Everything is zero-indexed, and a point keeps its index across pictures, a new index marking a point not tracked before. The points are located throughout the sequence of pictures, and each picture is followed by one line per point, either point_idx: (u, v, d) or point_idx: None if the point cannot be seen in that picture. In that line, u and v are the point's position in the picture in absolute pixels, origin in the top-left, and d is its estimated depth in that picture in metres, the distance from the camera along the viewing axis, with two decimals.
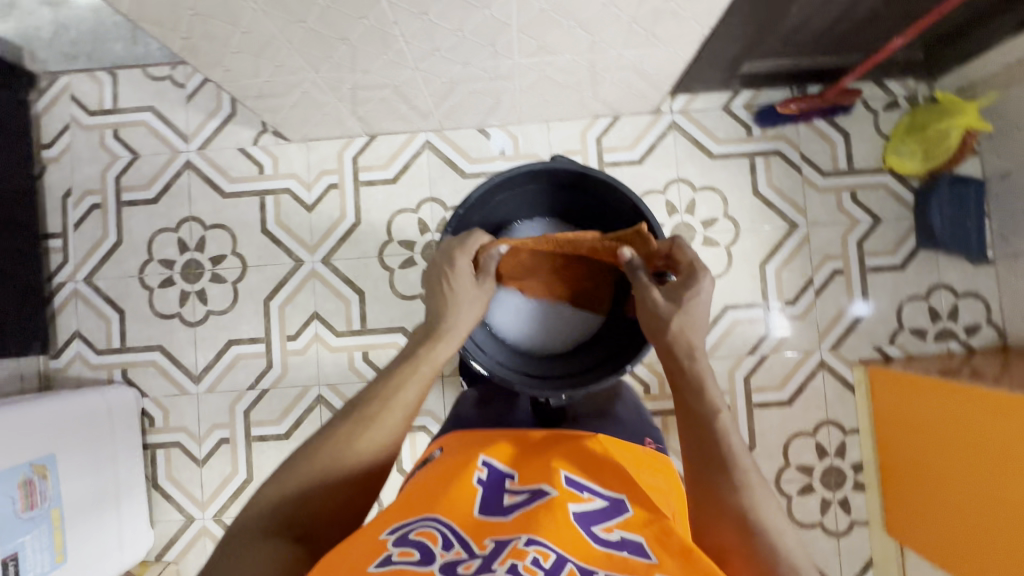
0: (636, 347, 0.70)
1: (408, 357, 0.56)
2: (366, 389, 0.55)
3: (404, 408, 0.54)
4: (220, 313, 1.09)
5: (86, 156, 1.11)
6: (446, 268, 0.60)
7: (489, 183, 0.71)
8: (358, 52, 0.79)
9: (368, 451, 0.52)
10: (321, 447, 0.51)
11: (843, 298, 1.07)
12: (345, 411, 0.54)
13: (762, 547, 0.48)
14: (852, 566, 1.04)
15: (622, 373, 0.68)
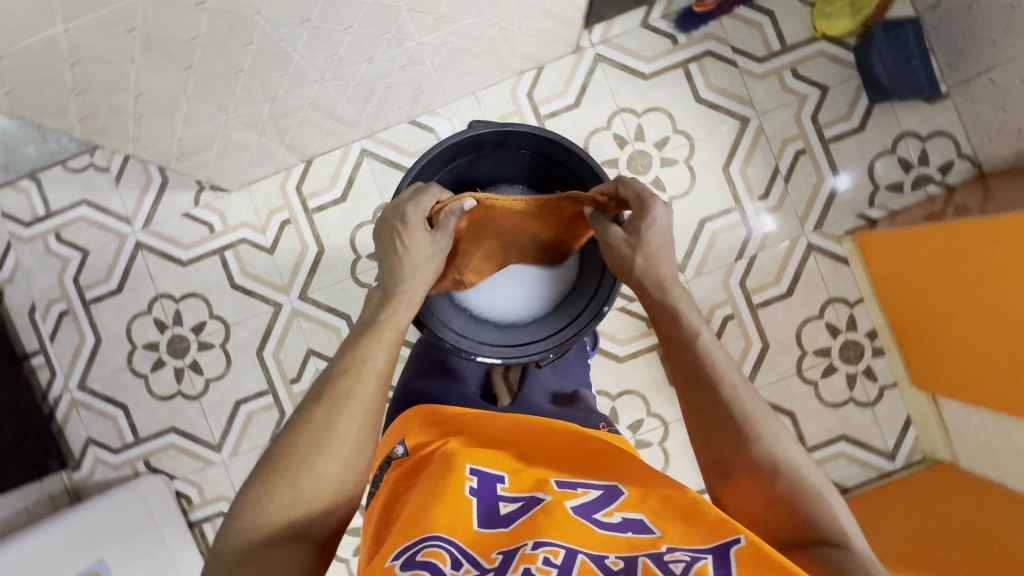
0: (607, 288, 0.73)
1: (369, 326, 0.60)
2: (336, 363, 0.58)
3: (378, 376, 0.56)
4: (219, 378, 1.08)
5: (37, 267, 1.09)
6: (401, 227, 0.63)
7: (417, 166, 0.69)
8: (260, 80, 0.76)
9: (351, 428, 0.53)
10: (302, 426, 0.53)
11: (813, 176, 1.06)
12: (318, 393, 0.55)
13: (761, 457, 0.51)
14: (892, 428, 1.06)
15: (602, 316, 0.71)
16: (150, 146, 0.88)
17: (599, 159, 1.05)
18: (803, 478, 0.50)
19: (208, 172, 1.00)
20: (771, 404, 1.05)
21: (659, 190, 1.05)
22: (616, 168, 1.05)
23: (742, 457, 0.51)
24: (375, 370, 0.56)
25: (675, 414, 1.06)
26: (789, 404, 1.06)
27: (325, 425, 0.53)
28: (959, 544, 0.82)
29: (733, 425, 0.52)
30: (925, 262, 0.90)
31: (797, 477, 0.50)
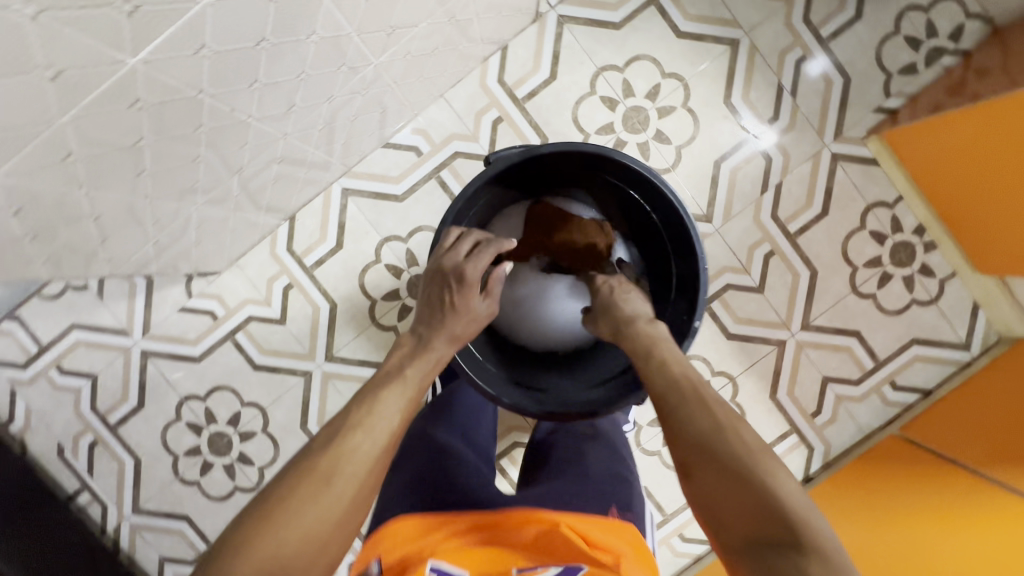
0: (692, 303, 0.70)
1: (393, 373, 0.58)
2: (350, 402, 0.54)
3: (391, 422, 0.53)
4: (272, 462, 1.03)
5: (51, 406, 1.03)
6: (446, 286, 0.65)
7: (452, 213, 0.69)
8: (220, 157, 0.68)
9: (354, 476, 0.48)
10: (312, 455, 0.48)
11: (820, 83, 0.98)
12: (325, 437, 0.50)
13: (768, 514, 0.46)
14: (962, 318, 1.01)
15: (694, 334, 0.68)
16: (124, 255, 0.80)
17: (594, 128, 0.97)
18: (799, 519, 0.46)
19: (193, 261, 0.93)
20: (834, 330, 1.01)
21: (664, 143, 0.97)
22: (613, 133, 0.97)
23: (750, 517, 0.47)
24: (387, 418, 0.52)
25: (740, 367, 1.01)
26: (852, 324, 1.01)
27: (328, 463, 0.48)
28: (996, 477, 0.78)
29: (736, 480, 0.48)
30: (960, 141, 0.85)
31: (816, 540, 0.44)
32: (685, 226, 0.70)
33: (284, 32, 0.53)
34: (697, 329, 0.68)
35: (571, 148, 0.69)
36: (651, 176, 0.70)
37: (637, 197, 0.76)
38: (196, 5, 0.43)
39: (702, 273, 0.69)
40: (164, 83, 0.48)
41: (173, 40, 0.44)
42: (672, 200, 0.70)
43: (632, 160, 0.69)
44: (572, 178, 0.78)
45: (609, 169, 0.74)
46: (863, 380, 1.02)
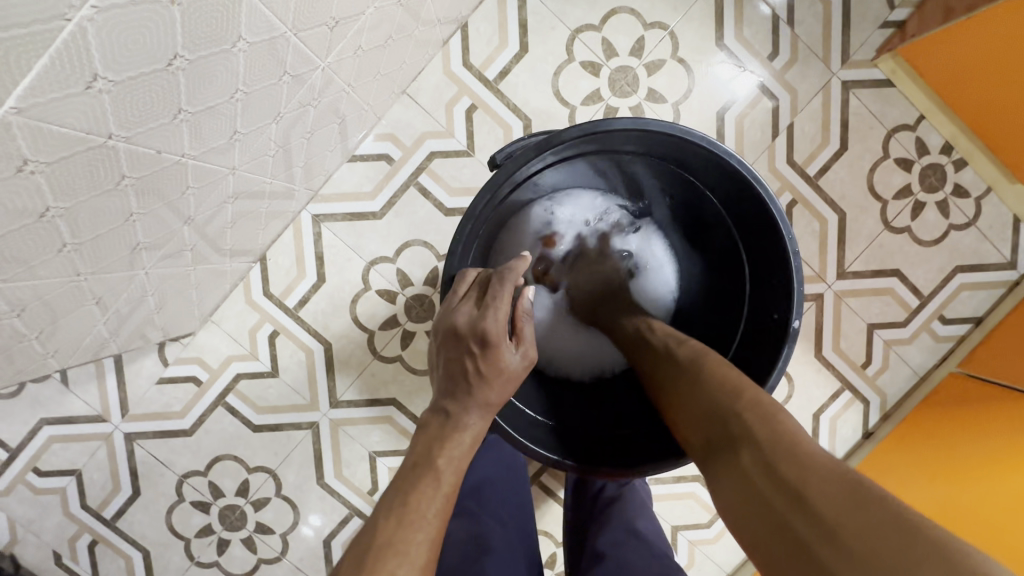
0: (782, 286, 0.59)
1: (423, 463, 0.49)
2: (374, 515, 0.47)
3: (429, 524, 0.45)
4: (293, 527, 0.93)
5: (35, 514, 0.91)
6: (464, 345, 0.53)
7: (461, 240, 0.58)
8: (162, 208, 0.57)
9: None
10: None
11: (817, 6, 0.88)
12: (355, 560, 0.43)
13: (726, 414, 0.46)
14: (1005, 235, 0.93)
15: (796, 329, 0.58)
16: (76, 338, 0.69)
17: (579, 100, 0.87)
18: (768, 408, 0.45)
19: (161, 326, 0.82)
20: (872, 273, 0.93)
21: (659, 102, 0.87)
22: (602, 100, 0.87)
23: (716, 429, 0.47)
24: (423, 519, 0.45)
25: None
26: (890, 263, 0.93)
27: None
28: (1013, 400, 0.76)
29: (701, 395, 0.51)
30: (983, 48, 0.76)
31: (757, 434, 0.43)
32: (760, 201, 0.57)
33: (200, 43, 0.42)
34: (798, 332, 0.58)
35: (600, 129, 0.56)
36: (709, 147, 0.56)
37: (688, 171, 0.64)
38: (68, 23, 0.32)
39: (792, 253, 0.57)
40: (54, 133, 0.37)
41: (47, 75, 0.33)
42: (737, 171, 0.57)
43: (680, 130, 0.56)
44: (601, 166, 0.66)
45: (650, 143, 0.61)
46: (911, 320, 0.95)
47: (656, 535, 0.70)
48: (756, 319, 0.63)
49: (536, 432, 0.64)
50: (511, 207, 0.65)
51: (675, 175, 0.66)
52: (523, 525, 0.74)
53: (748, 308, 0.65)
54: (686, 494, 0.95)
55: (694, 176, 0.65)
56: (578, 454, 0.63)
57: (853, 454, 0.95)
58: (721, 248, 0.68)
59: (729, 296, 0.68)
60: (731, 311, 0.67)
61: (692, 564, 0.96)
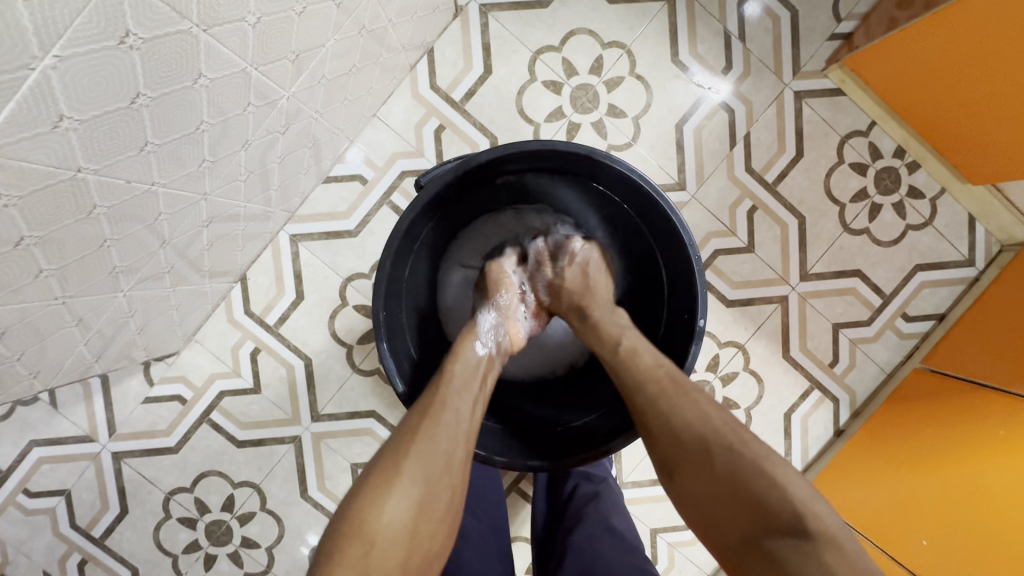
0: (690, 297, 0.64)
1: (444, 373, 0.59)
2: (385, 445, 0.53)
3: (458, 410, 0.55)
4: (278, 540, 0.95)
5: (26, 535, 0.93)
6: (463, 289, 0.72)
7: (387, 255, 0.62)
8: (139, 231, 0.60)
9: (434, 463, 0.51)
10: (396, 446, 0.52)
11: (767, 22, 0.93)
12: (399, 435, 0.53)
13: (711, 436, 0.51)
14: (961, 233, 0.97)
15: (702, 334, 0.61)
16: (59, 359, 0.72)
17: (542, 117, 0.91)
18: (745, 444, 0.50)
19: (145, 347, 0.85)
20: (833, 274, 0.96)
21: (619, 117, 0.91)
22: (564, 117, 0.91)
23: (683, 457, 0.51)
24: (444, 439, 0.52)
25: (747, 332, 0.95)
26: (851, 264, 0.96)
27: (368, 540, 0.45)
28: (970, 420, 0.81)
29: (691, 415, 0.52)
30: (924, 56, 0.80)
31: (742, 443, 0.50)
32: (665, 212, 0.63)
33: (161, 81, 0.46)
34: (702, 331, 0.61)
35: (511, 149, 0.61)
36: (610, 162, 0.61)
37: (602, 185, 0.69)
38: (32, 70, 0.35)
39: (695, 256, 0.62)
40: (27, 169, 0.41)
41: (16, 118, 0.36)
42: (640, 184, 0.63)
43: (584, 148, 0.61)
44: (522, 184, 0.71)
45: (563, 162, 0.67)
46: (874, 319, 0.97)
47: (631, 534, 0.72)
48: (675, 325, 0.68)
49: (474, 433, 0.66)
50: (441, 228, 0.70)
51: (596, 194, 0.71)
52: (495, 521, 0.76)
53: (668, 309, 0.69)
54: (663, 496, 0.97)
55: (610, 191, 0.69)
56: (514, 450, 0.66)
57: (825, 449, 0.98)
58: (640, 258, 0.72)
59: (652, 301, 0.72)
60: (655, 320, 0.71)
61: (673, 565, 0.98)
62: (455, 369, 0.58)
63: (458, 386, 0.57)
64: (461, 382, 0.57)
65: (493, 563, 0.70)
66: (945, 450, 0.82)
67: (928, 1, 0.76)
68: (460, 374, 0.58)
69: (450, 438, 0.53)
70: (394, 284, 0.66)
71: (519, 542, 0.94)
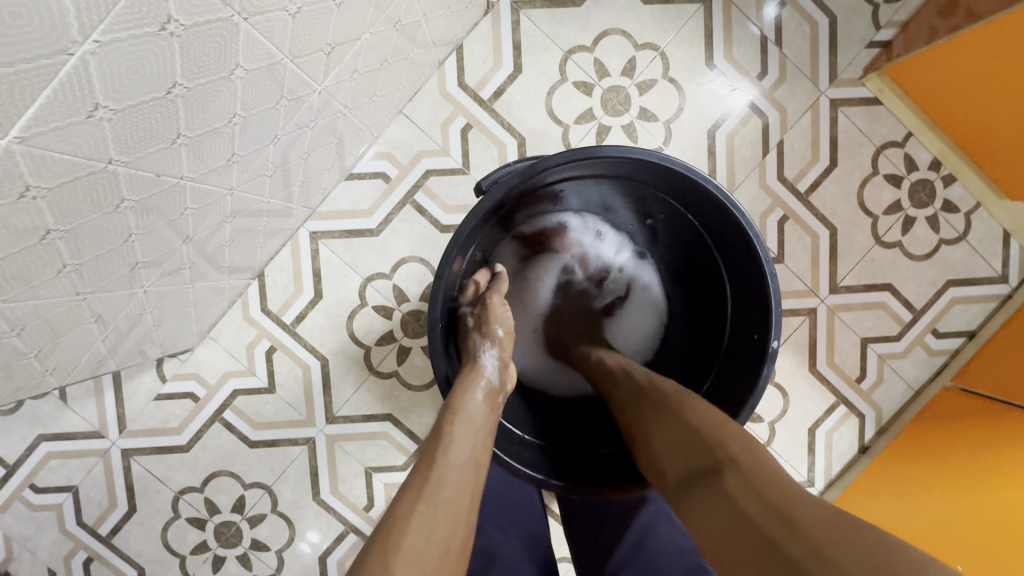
0: (761, 311, 0.61)
1: (446, 408, 0.55)
2: (372, 537, 0.44)
3: (464, 452, 0.51)
4: (288, 543, 0.93)
5: (31, 530, 0.91)
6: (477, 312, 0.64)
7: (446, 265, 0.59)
8: (162, 227, 0.58)
9: (445, 512, 0.46)
10: (405, 496, 0.47)
11: (804, 27, 0.90)
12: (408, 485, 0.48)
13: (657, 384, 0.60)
14: (996, 250, 0.94)
15: (774, 354, 0.58)
16: (74, 356, 0.70)
17: (572, 118, 0.89)
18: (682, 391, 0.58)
19: (160, 342, 0.83)
20: (864, 287, 0.94)
21: (651, 121, 0.89)
22: (594, 119, 0.89)
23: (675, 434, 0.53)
24: (454, 484, 0.49)
25: None
26: (882, 278, 0.94)
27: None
28: (1007, 441, 0.78)
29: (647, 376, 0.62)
30: (960, 69, 0.79)
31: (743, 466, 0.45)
32: (740, 226, 0.59)
33: (198, 71, 0.43)
34: (776, 352, 0.58)
35: (582, 154, 0.58)
36: (685, 170, 0.58)
37: (671, 196, 0.66)
38: (71, 56, 0.33)
39: (771, 272, 0.58)
40: (56, 160, 0.38)
41: (51, 105, 0.34)
42: (715, 194, 0.59)
43: (661, 156, 0.58)
44: (584, 189, 0.68)
45: (632, 168, 0.63)
46: (905, 334, 0.95)
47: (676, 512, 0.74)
48: (735, 335, 0.66)
49: (522, 452, 0.65)
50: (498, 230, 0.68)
51: (660, 199, 0.68)
52: (521, 532, 0.74)
53: (731, 322, 0.66)
54: None
55: (675, 199, 0.66)
56: (564, 471, 0.64)
57: (849, 467, 0.95)
58: (707, 270, 0.69)
59: (711, 316, 0.70)
60: (714, 329, 0.69)
61: None
62: (457, 432, 0.52)
63: (457, 459, 0.51)
64: (461, 452, 0.51)
65: None
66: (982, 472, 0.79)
67: (970, 13, 0.75)
68: (459, 441, 0.52)
69: (458, 488, 0.49)
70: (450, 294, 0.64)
71: None
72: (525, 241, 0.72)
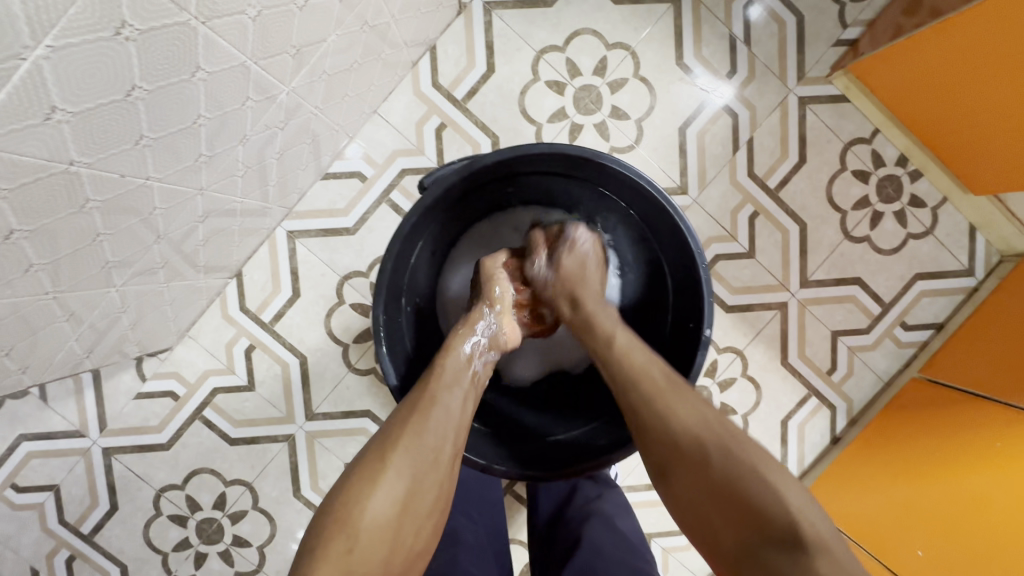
0: (698, 305, 0.63)
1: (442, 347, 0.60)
2: (374, 438, 0.53)
3: (455, 384, 0.57)
4: (269, 538, 0.94)
5: (13, 530, 0.92)
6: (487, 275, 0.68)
7: (389, 257, 0.61)
8: (134, 225, 0.59)
9: (434, 428, 0.53)
10: (400, 412, 0.54)
11: (773, 26, 0.92)
12: (404, 403, 0.56)
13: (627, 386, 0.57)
14: (962, 244, 0.96)
15: (708, 344, 0.60)
16: (48, 355, 0.71)
17: (544, 117, 0.90)
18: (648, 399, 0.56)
19: (138, 341, 0.84)
20: (834, 281, 0.96)
21: (622, 119, 0.91)
22: (567, 118, 0.90)
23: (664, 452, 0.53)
24: (446, 408, 0.55)
25: (746, 338, 0.95)
26: (851, 271, 0.96)
27: (355, 540, 0.45)
28: (971, 430, 0.80)
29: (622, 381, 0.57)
30: (927, 66, 0.80)
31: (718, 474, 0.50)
32: (674, 221, 0.62)
33: (158, 74, 0.45)
34: (708, 340, 0.60)
35: (518, 151, 0.60)
36: (617, 166, 0.61)
37: (612, 195, 0.69)
38: (24, 61, 0.34)
39: (702, 264, 0.60)
40: (18, 162, 0.39)
41: (9, 108, 0.35)
42: (647, 189, 0.61)
43: (595, 152, 0.60)
44: (531, 188, 0.70)
45: (572, 166, 0.66)
46: (874, 327, 0.97)
47: (637, 536, 0.72)
48: (677, 329, 0.67)
49: (473, 439, 0.67)
50: (446, 229, 0.70)
51: (602, 197, 0.70)
52: (493, 523, 0.75)
53: (672, 316, 0.68)
54: (659, 500, 0.97)
55: (616, 196, 0.68)
56: (511, 458, 0.65)
57: (820, 458, 0.98)
58: (650, 266, 0.71)
59: (657, 313, 0.71)
60: (659, 323, 0.70)
61: (667, 568, 0.97)
62: (447, 368, 0.58)
63: (443, 407, 0.55)
64: (444, 412, 0.54)
65: (487, 565, 0.69)
66: (944, 458, 0.81)
67: (935, 9, 0.76)
68: (448, 374, 0.57)
69: (443, 418, 0.54)
70: (398, 287, 0.66)
71: (515, 546, 0.93)
72: (475, 239, 0.73)
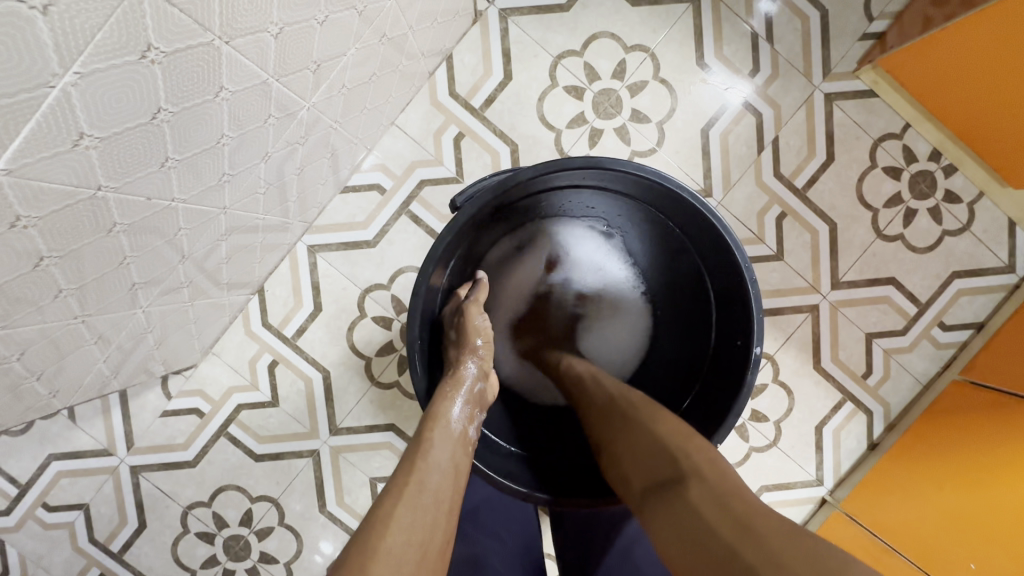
0: (742, 316, 0.61)
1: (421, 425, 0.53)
2: (350, 541, 0.41)
3: (442, 464, 0.49)
4: (295, 554, 0.93)
5: (44, 549, 0.92)
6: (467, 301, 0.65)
7: (423, 277, 0.59)
8: (159, 246, 0.59)
9: (424, 518, 0.44)
10: (380, 504, 0.44)
11: (796, 22, 0.90)
12: (384, 494, 0.45)
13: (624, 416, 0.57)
14: (1001, 240, 0.93)
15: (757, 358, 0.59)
16: (76, 377, 0.71)
17: (563, 123, 0.89)
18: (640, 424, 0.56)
19: (163, 360, 0.84)
20: (867, 282, 0.93)
21: (643, 122, 0.89)
22: (586, 123, 0.89)
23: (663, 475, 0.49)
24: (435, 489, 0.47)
25: (776, 343, 0.92)
26: (885, 272, 0.93)
27: None
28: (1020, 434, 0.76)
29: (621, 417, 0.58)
30: (959, 56, 0.77)
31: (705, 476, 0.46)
32: (719, 234, 0.60)
33: (183, 96, 0.44)
34: (758, 356, 0.59)
35: (554, 167, 0.59)
36: (658, 178, 0.59)
37: (649, 205, 0.67)
38: (53, 89, 0.34)
39: (749, 276, 0.59)
40: (48, 190, 0.39)
41: (36, 137, 0.35)
42: (690, 201, 0.60)
43: (633, 165, 0.59)
44: (563, 200, 0.69)
45: (609, 178, 0.64)
46: (910, 328, 0.94)
47: None
48: (723, 343, 0.65)
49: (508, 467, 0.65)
50: (478, 243, 0.69)
51: (638, 207, 0.68)
52: (518, 538, 0.74)
53: (715, 330, 0.67)
54: None
55: (655, 206, 0.66)
56: (551, 486, 0.63)
57: (858, 465, 0.93)
58: (688, 278, 0.69)
59: (697, 325, 0.69)
60: (702, 335, 0.69)
61: None
62: (435, 439, 0.51)
63: (432, 488, 0.47)
64: (433, 494, 0.46)
65: None
66: (992, 466, 0.77)
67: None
68: (438, 447, 0.51)
69: (435, 499, 0.46)
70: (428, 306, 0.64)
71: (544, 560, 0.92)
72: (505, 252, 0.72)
